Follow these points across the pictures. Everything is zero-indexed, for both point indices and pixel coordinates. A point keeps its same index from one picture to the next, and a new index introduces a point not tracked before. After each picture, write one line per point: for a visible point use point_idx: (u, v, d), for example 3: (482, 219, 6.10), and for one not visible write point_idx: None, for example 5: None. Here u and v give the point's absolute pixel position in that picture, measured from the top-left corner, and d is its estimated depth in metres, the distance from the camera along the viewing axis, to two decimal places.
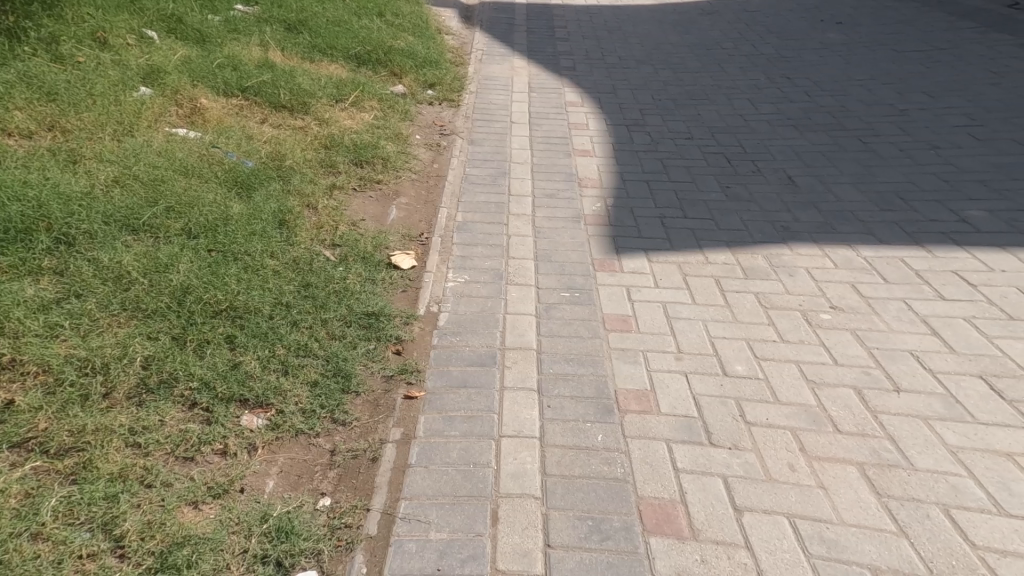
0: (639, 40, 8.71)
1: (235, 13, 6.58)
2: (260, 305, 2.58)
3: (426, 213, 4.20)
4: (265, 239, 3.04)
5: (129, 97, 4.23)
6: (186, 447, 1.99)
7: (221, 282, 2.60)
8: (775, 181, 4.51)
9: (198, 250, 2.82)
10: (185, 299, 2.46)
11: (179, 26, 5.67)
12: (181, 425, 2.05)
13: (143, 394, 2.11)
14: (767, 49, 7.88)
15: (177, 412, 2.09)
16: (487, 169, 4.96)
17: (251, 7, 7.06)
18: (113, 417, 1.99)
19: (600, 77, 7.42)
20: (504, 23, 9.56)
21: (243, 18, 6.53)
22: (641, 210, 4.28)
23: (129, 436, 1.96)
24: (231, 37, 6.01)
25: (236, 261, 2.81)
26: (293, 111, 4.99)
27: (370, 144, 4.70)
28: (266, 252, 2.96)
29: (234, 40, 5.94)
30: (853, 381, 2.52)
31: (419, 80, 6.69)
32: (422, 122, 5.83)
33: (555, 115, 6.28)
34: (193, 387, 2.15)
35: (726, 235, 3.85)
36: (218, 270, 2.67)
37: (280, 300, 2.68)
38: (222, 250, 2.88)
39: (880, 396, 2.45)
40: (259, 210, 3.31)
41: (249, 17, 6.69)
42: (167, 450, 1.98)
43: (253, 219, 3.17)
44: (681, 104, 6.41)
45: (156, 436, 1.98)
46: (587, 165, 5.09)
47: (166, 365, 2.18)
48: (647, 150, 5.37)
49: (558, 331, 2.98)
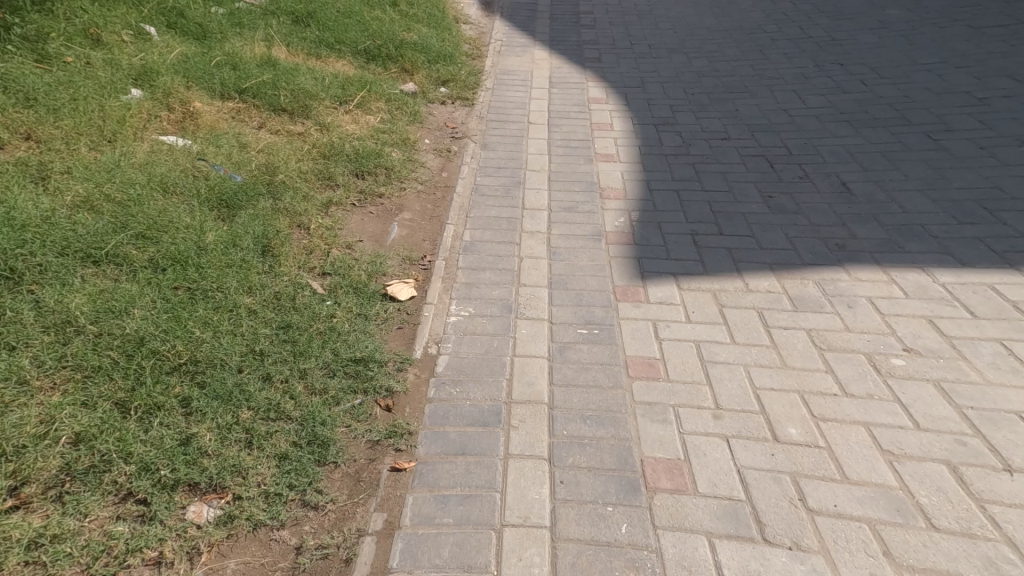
0: (670, 26, 8.10)
1: (241, 5, 6.28)
2: (228, 356, 2.25)
3: (430, 231, 3.84)
4: (245, 270, 2.69)
5: (116, 102, 3.92)
6: (108, 561, 1.68)
7: (183, 329, 2.27)
8: (824, 190, 3.98)
9: (164, 286, 2.49)
10: (136, 352, 2.14)
11: (180, 22, 5.39)
12: (106, 528, 1.74)
13: (64, 485, 1.80)
14: (814, 32, 7.21)
15: (105, 508, 1.78)
16: (499, 178, 4.55)
17: None
18: (20, 521, 1.67)
19: (627, 69, 6.89)
20: (524, 10, 9.04)
21: (248, 11, 6.21)
22: (670, 225, 3.84)
23: (31, 551, 1.64)
24: (235, 32, 5.71)
25: (205, 300, 2.47)
26: (294, 114, 4.64)
27: (373, 151, 4.32)
28: (243, 287, 2.61)
29: (237, 36, 5.64)
30: (944, 454, 2.05)
31: (432, 76, 6.31)
32: (432, 124, 5.43)
33: (577, 114, 5.82)
34: (129, 473, 1.84)
35: (770, 255, 3.38)
36: (182, 314, 2.33)
37: (253, 347, 2.34)
38: (192, 286, 2.53)
39: (985, 477, 1.98)
40: (243, 232, 2.95)
41: (255, 9, 6.38)
42: (82, 566, 1.66)
43: (233, 247, 2.83)
44: (716, 98, 5.85)
45: (71, 547, 1.67)
46: (610, 173, 4.64)
47: (99, 446, 1.86)
48: (677, 153, 4.89)
49: (573, 379, 2.57)
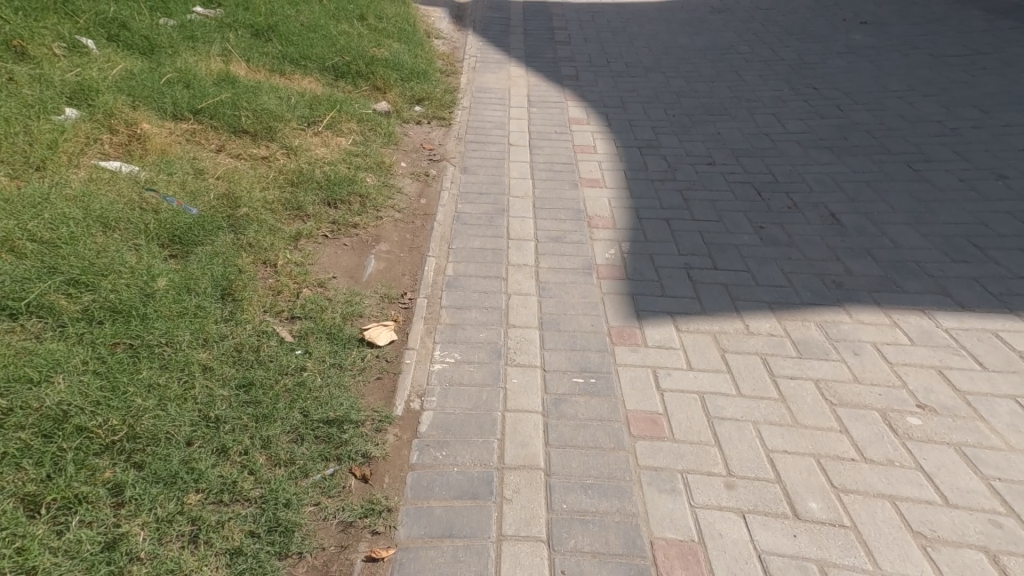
0: (646, 44, 8.08)
1: (194, 17, 5.97)
2: (175, 429, 1.98)
3: (410, 263, 3.62)
4: (199, 320, 2.39)
5: (47, 123, 3.59)
6: None
7: (119, 399, 1.98)
8: (816, 220, 3.89)
9: (98, 341, 2.17)
10: (57, 432, 1.85)
11: (121, 33, 5.09)
12: None
13: None
14: (787, 54, 7.26)
15: None
16: (482, 204, 4.35)
17: (212, 9, 6.44)
18: None
19: (607, 88, 6.79)
20: (498, 26, 8.91)
21: (202, 23, 5.89)
22: (662, 258, 3.69)
23: None
24: (187, 47, 5.41)
25: (148, 358, 2.18)
26: (256, 137, 4.37)
27: (346, 177, 4.12)
28: (197, 340, 2.32)
29: (191, 51, 5.34)
30: (981, 538, 1.95)
31: (405, 94, 6.11)
32: (408, 145, 5.22)
33: (558, 135, 5.67)
34: None
35: (768, 293, 3.24)
36: (118, 379, 2.04)
37: (205, 414, 2.07)
38: (135, 340, 2.22)
39: None
40: (197, 274, 2.65)
41: (210, 21, 6.06)
42: None
43: (185, 292, 2.53)
44: (699, 121, 5.78)
45: None
46: (596, 199, 4.46)
47: None
48: (664, 178, 4.75)
49: (570, 438, 2.37)
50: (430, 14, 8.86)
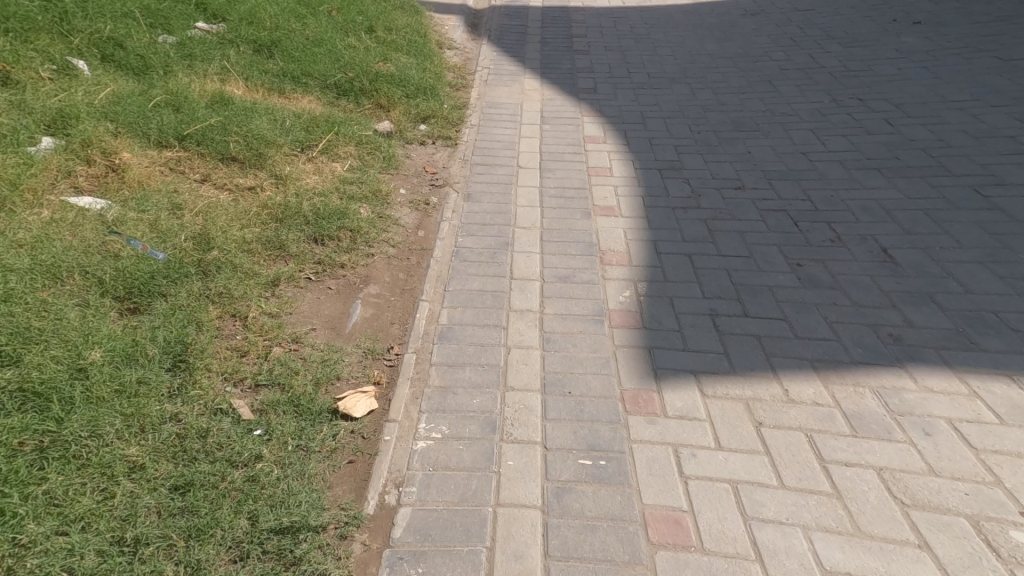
0: (670, 52, 7.65)
1: (195, 33, 5.75)
2: (76, 563, 1.68)
3: (400, 309, 3.28)
4: (136, 404, 2.09)
5: (12, 155, 3.33)
6: None
7: (14, 523, 1.69)
8: (863, 258, 3.42)
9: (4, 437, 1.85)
10: None
11: (115, 53, 4.90)
12: None
13: None
14: (827, 61, 6.76)
15: None
16: (485, 238, 4.00)
17: (214, 24, 6.19)
18: None
19: (626, 102, 6.38)
20: (513, 35, 8.57)
21: (202, 39, 5.67)
22: (684, 302, 3.25)
23: None
24: (184, 66, 5.20)
25: (64, 460, 1.88)
26: (245, 164, 4.07)
27: (337, 210, 3.78)
28: (126, 432, 2.02)
29: (186, 71, 5.14)
30: None
31: (411, 113, 5.80)
32: (409, 169, 4.89)
33: (572, 156, 5.27)
34: None
35: (810, 347, 2.75)
36: (16, 495, 1.74)
37: (117, 536, 1.76)
38: (46, 437, 1.92)
39: None
40: (144, 340, 2.34)
41: (211, 37, 5.84)
42: None
43: (125, 367, 2.22)
44: (726, 138, 5.33)
45: None
46: (611, 232, 4.05)
47: None
48: (686, 205, 4.31)
49: (577, 544, 1.96)
50: (443, 24, 8.56)
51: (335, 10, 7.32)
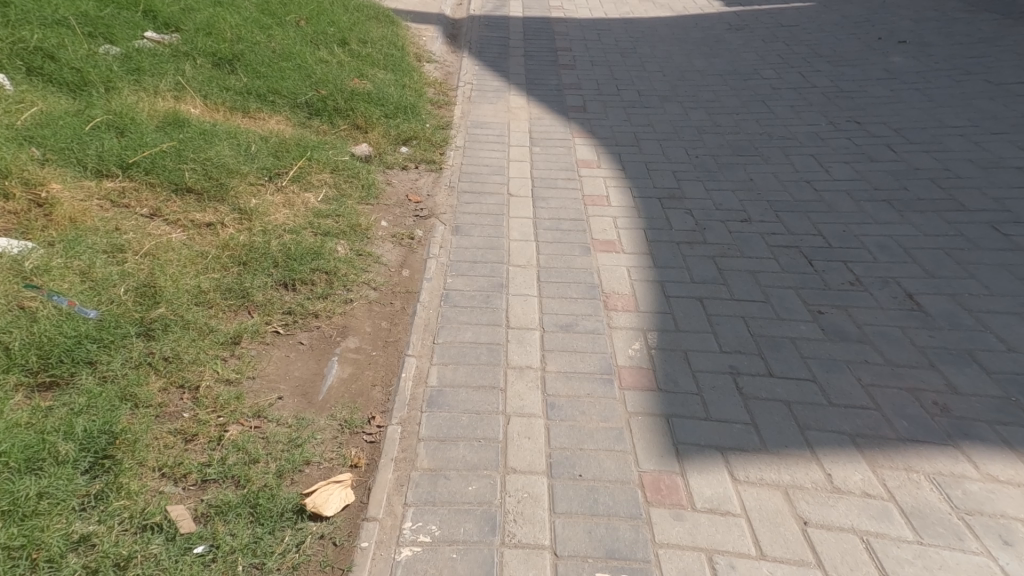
0: (658, 68, 7.44)
1: (144, 44, 5.46)
2: None
3: (385, 367, 2.90)
4: (28, 531, 1.68)
5: None
6: None
7: None
8: (889, 304, 3.14)
9: None
10: None
11: (48, 66, 4.62)
12: None
13: None
14: (818, 80, 6.60)
15: None
16: (477, 278, 3.66)
17: (166, 34, 5.86)
18: None
19: (618, 121, 6.11)
20: (496, 47, 8.30)
21: (153, 52, 5.37)
22: (700, 357, 2.94)
23: None
24: (130, 82, 4.90)
25: None
26: (203, 196, 3.79)
27: (311, 250, 3.46)
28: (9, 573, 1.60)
29: (133, 87, 4.85)
30: None
31: (390, 134, 5.50)
32: (391, 198, 4.63)
33: (566, 182, 4.96)
34: None
35: (847, 419, 2.47)
36: None
37: None
38: None
39: None
40: (54, 435, 1.92)
41: (163, 49, 5.53)
42: None
43: (22, 475, 1.80)
44: (726, 163, 5.06)
45: None
46: (613, 272, 3.73)
47: None
48: (691, 240, 4.01)
49: None
50: (421, 35, 8.26)
51: (304, 20, 7.00)
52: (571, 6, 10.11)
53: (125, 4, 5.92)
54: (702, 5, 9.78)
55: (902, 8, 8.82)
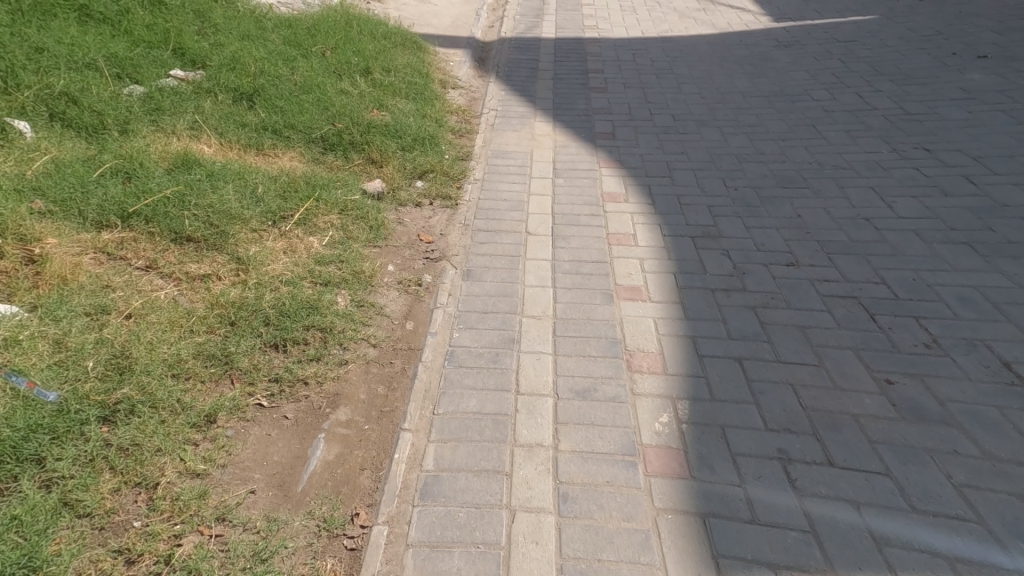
0: (696, 89, 7.04)
1: (167, 82, 5.45)
2: None
3: (374, 446, 2.66)
4: None
5: None
6: None
7: None
8: (980, 375, 2.72)
9: None
10: None
11: (68, 109, 4.58)
12: None
13: None
14: (879, 101, 6.23)
15: None
16: (486, 334, 3.44)
17: (191, 71, 5.87)
18: None
19: (649, 149, 5.73)
20: (524, 71, 8.07)
21: (174, 90, 5.33)
22: (740, 436, 2.48)
23: None
24: (148, 122, 4.84)
25: None
26: (202, 244, 3.60)
27: (305, 307, 3.25)
28: None
29: (150, 128, 4.79)
30: None
31: (405, 167, 5.27)
32: (400, 237, 4.38)
33: (589, 219, 4.66)
34: None
35: (939, 533, 2.08)
36: None
37: None
38: None
39: None
40: None
41: (185, 86, 5.50)
42: None
43: None
44: (769, 197, 4.70)
45: None
46: (635, 324, 3.42)
47: None
48: (726, 289, 3.68)
49: None
50: (447, 60, 8.12)
51: (329, 50, 6.95)
52: (603, 25, 9.83)
53: (156, 42, 5.95)
54: (747, 21, 9.38)
55: (979, 18, 8.45)
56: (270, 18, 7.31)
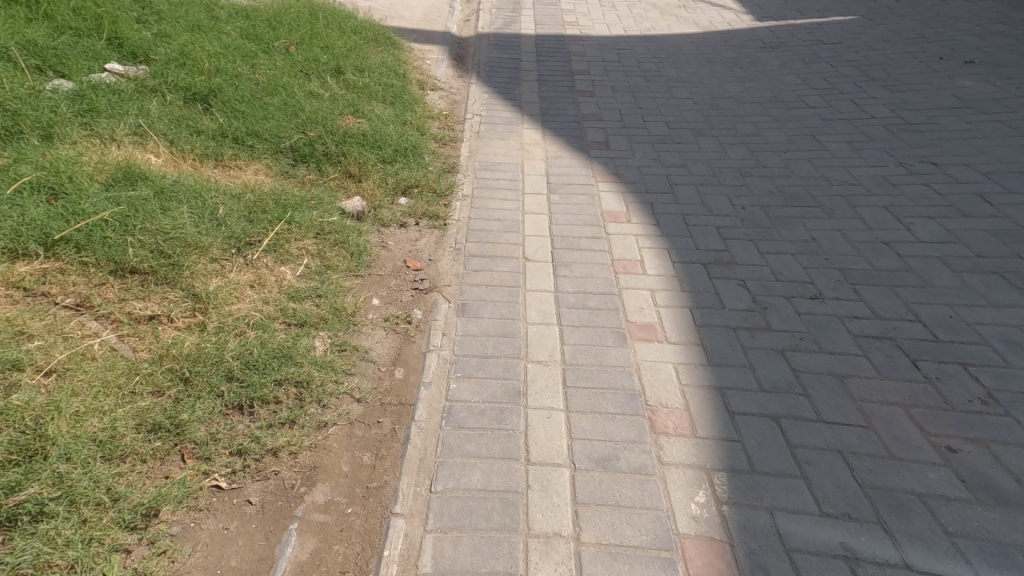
0: (687, 94, 6.72)
1: (101, 77, 4.92)
2: None
3: (359, 541, 2.24)
4: None
5: None
6: None
7: None
8: None
9: None
10: None
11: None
12: None
13: None
14: (876, 109, 6.00)
15: None
16: (486, 384, 3.03)
17: (131, 65, 5.31)
18: None
19: (646, 161, 5.37)
20: (507, 71, 7.63)
21: (112, 88, 4.80)
22: (794, 526, 2.25)
23: None
24: (79, 126, 4.30)
25: None
26: (151, 278, 3.06)
27: (278, 356, 2.74)
28: None
29: (82, 132, 4.26)
30: None
31: (386, 182, 4.79)
32: (384, 263, 3.92)
33: (590, 243, 4.27)
34: None
35: None
36: None
37: None
38: None
39: None
40: None
41: (126, 83, 4.96)
42: None
43: None
44: (779, 217, 4.38)
45: None
46: (654, 371, 3.11)
47: None
48: (749, 329, 3.35)
49: None
50: (424, 58, 7.64)
51: (294, 45, 6.44)
52: (585, 22, 9.45)
53: (86, 31, 5.37)
54: (731, 20, 9.10)
55: (964, 22, 8.35)
56: (223, 7, 6.75)
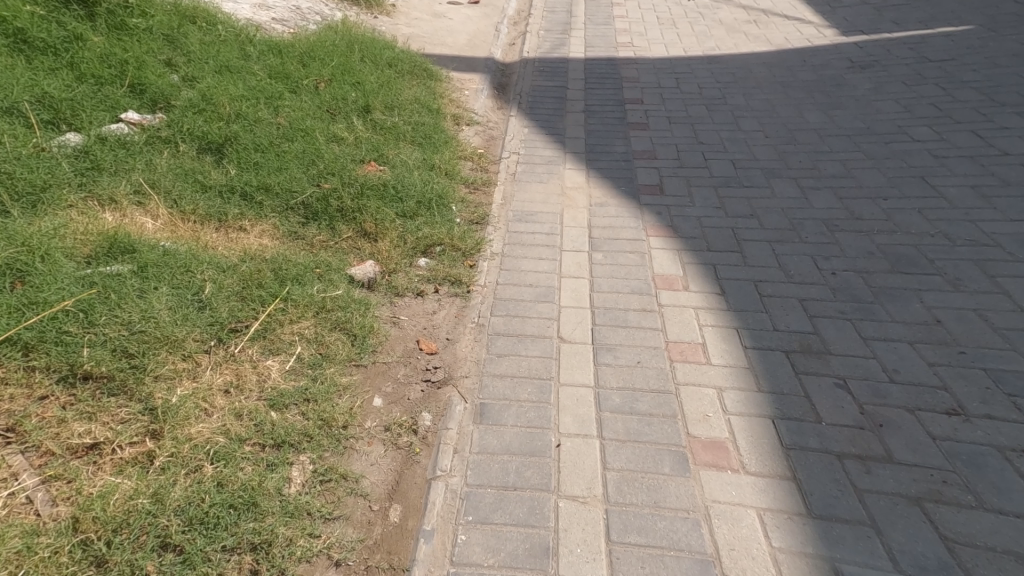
0: (758, 125, 5.86)
1: (114, 129, 4.61)
2: None
3: None
4: None
5: None
6: None
7: None
8: None
9: None
10: None
11: None
12: None
13: None
14: (1010, 143, 4.99)
15: None
16: (506, 536, 2.31)
17: (151, 115, 5.00)
18: None
19: (708, 209, 4.54)
20: (552, 102, 6.99)
21: (121, 142, 4.47)
22: None
23: None
24: (77, 188, 3.96)
25: None
26: (105, 388, 2.54)
27: (230, 510, 2.17)
28: None
29: (79, 195, 3.91)
30: None
31: (405, 241, 4.18)
32: (391, 347, 3.27)
33: (639, 317, 3.50)
34: None
35: None
36: None
37: None
38: None
39: None
40: None
41: (138, 134, 4.63)
42: None
43: None
44: (885, 289, 3.48)
45: None
46: (731, 524, 2.33)
47: None
48: (862, 463, 2.51)
49: None
50: (463, 88, 7.12)
51: (323, 83, 6.05)
52: (640, 43, 8.70)
53: (109, 78, 5.09)
54: (810, 35, 8.14)
55: None
56: (256, 43, 6.39)
